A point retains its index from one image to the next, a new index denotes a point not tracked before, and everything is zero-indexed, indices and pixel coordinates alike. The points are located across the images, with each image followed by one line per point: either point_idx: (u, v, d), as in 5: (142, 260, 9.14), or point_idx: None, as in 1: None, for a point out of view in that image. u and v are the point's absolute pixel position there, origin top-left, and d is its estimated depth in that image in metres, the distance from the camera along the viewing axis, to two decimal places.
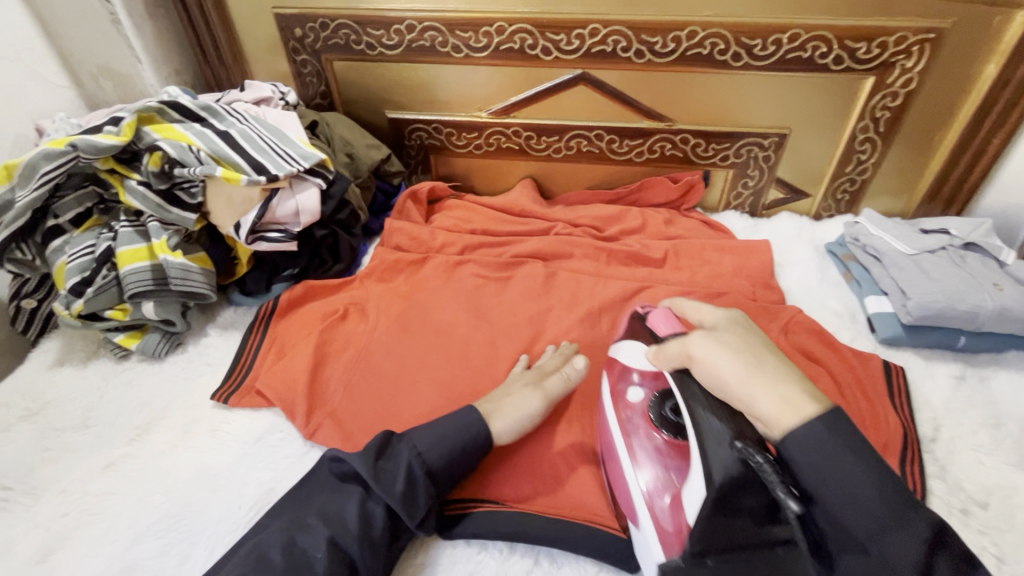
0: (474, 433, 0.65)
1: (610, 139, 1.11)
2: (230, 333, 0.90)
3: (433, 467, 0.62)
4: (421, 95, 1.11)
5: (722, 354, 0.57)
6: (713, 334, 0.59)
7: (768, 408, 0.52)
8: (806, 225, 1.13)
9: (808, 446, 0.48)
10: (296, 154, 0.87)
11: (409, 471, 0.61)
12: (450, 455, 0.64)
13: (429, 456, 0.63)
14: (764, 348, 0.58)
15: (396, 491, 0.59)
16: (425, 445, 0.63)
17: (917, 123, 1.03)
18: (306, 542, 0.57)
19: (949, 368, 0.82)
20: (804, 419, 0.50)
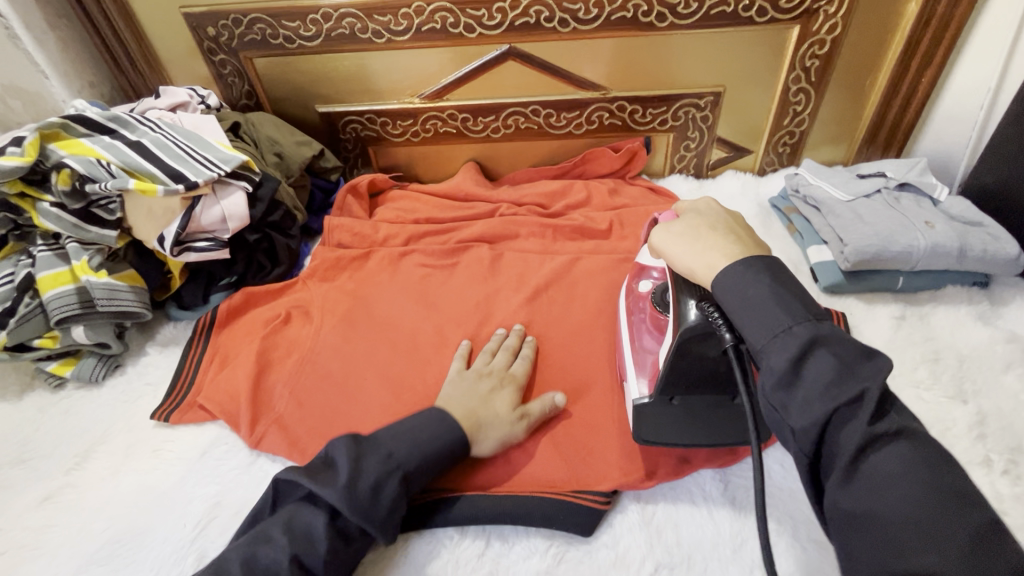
0: (455, 445, 0.64)
1: (547, 113, 1.10)
2: (170, 350, 0.87)
3: (411, 473, 0.61)
4: (350, 86, 1.08)
5: (675, 244, 0.61)
6: (669, 226, 0.64)
7: (697, 262, 0.58)
8: (750, 182, 1.13)
9: (728, 291, 0.53)
10: (216, 158, 0.84)
11: (388, 485, 0.59)
12: (428, 461, 0.62)
13: (409, 468, 0.61)
14: (714, 225, 0.60)
15: (375, 515, 0.57)
16: (404, 458, 0.61)
17: (848, 69, 1.03)
18: (267, 556, 0.55)
19: (890, 309, 0.83)
20: (719, 269, 0.55)
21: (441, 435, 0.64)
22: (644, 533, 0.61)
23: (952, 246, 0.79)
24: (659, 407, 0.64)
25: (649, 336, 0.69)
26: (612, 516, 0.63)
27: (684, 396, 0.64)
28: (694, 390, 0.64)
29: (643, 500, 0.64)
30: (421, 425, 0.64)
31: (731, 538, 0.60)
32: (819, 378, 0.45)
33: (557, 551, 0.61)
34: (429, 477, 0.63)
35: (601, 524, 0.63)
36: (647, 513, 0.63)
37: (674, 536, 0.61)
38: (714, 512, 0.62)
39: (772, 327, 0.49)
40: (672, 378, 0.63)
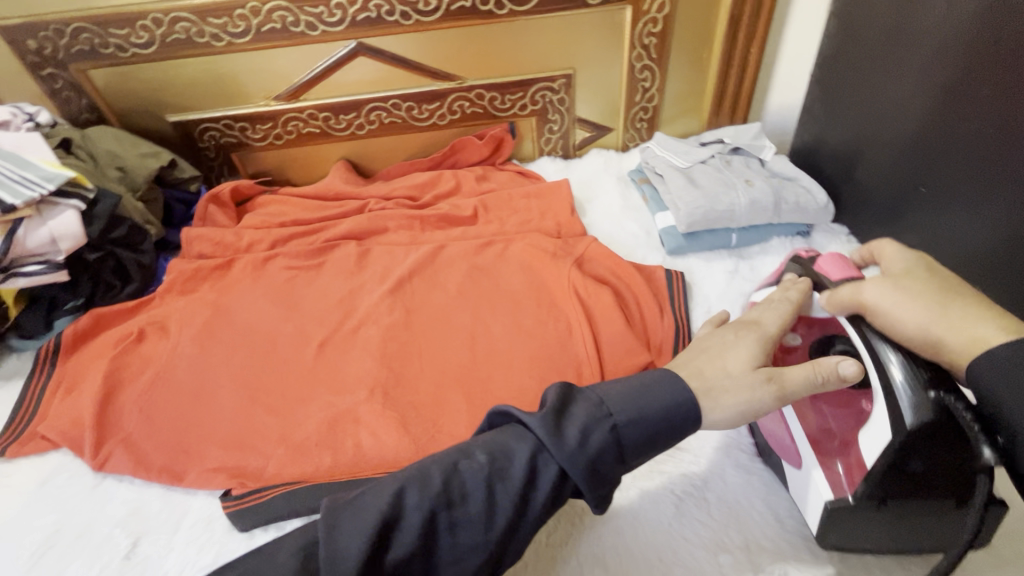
0: (675, 404, 0.48)
1: (407, 106, 1.11)
2: (12, 382, 0.83)
3: (624, 443, 0.46)
4: (197, 92, 1.05)
5: (908, 304, 0.51)
6: (888, 280, 0.53)
7: (948, 335, 0.48)
8: (613, 158, 1.18)
9: (998, 379, 0.43)
10: (37, 177, 0.80)
11: (601, 435, 0.45)
12: (648, 433, 0.47)
13: (624, 432, 0.46)
14: (952, 288, 0.51)
15: (581, 463, 0.44)
16: (621, 416, 0.47)
17: (683, 45, 1.09)
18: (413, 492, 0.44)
19: (725, 264, 0.89)
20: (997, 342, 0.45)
21: (667, 411, 0.48)
22: None
23: (769, 201, 0.87)
24: (865, 514, 0.51)
25: (839, 421, 0.56)
26: None
27: (902, 502, 0.50)
28: (916, 495, 0.49)
29: None
30: (651, 379, 0.50)
31: None
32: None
33: None
34: (642, 444, 0.47)
35: None
36: None
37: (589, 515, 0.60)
38: None
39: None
40: (890, 481, 0.49)
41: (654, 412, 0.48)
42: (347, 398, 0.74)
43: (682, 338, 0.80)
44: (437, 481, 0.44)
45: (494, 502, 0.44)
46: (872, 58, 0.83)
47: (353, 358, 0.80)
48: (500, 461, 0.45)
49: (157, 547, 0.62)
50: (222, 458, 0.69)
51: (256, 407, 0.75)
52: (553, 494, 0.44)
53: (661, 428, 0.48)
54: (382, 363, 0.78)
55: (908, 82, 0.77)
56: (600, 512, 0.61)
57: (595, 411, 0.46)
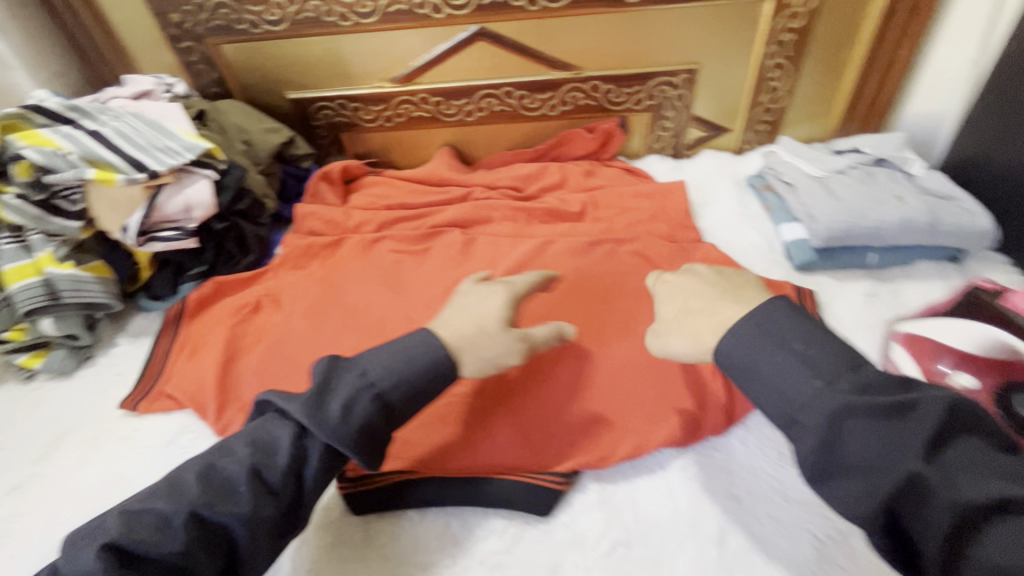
0: (435, 360, 0.58)
1: (519, 95, 1.08)
2: (140, 340, 0.87)
3: (391, 403, 0.56)
4: (318, 71, 1.07)
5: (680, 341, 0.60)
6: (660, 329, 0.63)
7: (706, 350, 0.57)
8: (727, 161, 1.11)
9: (738, 358, 0.54)
10: (178, 146, 0.83)
11: (368, 403, 0.54)
12: (409, 392, 0.57)
13: (388, 396, 0.56)
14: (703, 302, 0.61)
15: (329, 417, 0.52)
16: (383, 385, 0.56)
17: (824, 43, 1.01)
18: (226, 468, 0.52)
19: (861, 286, 0.81)
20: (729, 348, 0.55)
21: (426, 370, 0.58)
22: (602, 511, 0.60)
23: (923, 220, 0.79)
24: None
25: None
26: (572, 496, 0.62)
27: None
28: None
29: (604, 480, 0.63)
30: (414, 346, 0.59)
31: (688, 517, 0.59)
32: (868, 456, 0.45)
33: (515, 531, 0.59)
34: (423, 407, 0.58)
35: (561, 503, 0.61)
36: (606, 493, 0.62)
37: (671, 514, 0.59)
38: (673, 490, 0.61)
39: (793, 396, 0.50)
40: None
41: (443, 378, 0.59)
42: None
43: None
44: (194, 487, 0.50)
45: (265, 487, 0.51)
46: None
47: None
48: (267, 455, 0.52)
49: None
50: None
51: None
52: (326, 466, 0.54)
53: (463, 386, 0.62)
54: None
55: None
56: (729, 546, 0.56)
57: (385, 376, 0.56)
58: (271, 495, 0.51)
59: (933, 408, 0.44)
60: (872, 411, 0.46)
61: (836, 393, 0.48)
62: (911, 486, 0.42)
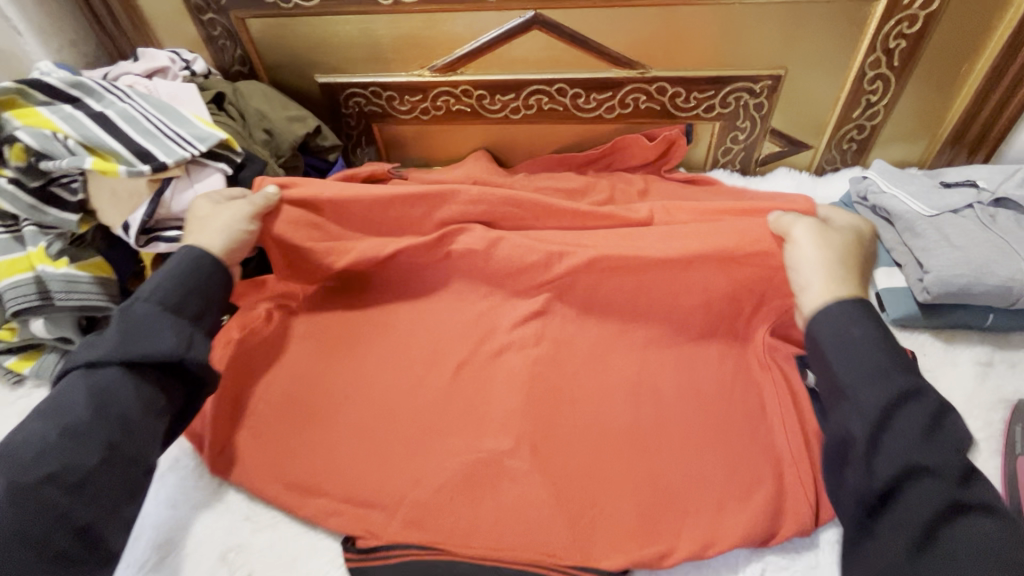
0: (192, 263, 0.63)
1: (574, 94, 0.96)
2: None
3: (165, 305, 0.60)
4: (351, 54, 0.96)
5: (817, 246, 0.62)
6: (818, 230, 0.63)
7: (830, 285, 0.58)
8: (806, 182, 0.98)
9: (828, 329, 0.56)
10: (190, 135, 0.74)
11: (135, 314, 0.59)
12: (179, 288, 0.61)
13: (158, 299, 0.60)
14: (854, 266, 0.61)
15: (112, 344, 0.57)
16: (147, 293, 0.60)
17: (941, 53, 0.85)
18: (25, 441, 0.53)
19: (974, 353, 0.68)
20: (841, 298, 0.57)
21: (192, 272, 0.63)
22: None
23: None
24: None
25: None
26: None
27: None
28: None
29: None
30: (180, 260, 0.63)
31: None
32: (894, 444, 0.49)
33: None
34: (204, 305, 0.63)
35: None
36: None
37: None
38: None
39: (860, 369, 0.53)
40: None
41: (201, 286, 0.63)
42: (488, 445, 0.63)
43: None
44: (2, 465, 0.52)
45: (73, 434, 0.54)
46: None
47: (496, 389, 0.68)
48: (110, 396, 0.56)
49: None
50: (353, 489, 0.61)
51: (385, 436, 0.65)
52: (155, 394, 0.58)
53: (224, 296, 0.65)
54: (529, 406, 0.66)
55: None
56: None
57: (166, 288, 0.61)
58: (103, 443, 0.54)
59: (946, 426, 0.49)
60: (924, 410, 0.50)
61: (895, 380, 0.51)
62: (910, 473, 0.48)
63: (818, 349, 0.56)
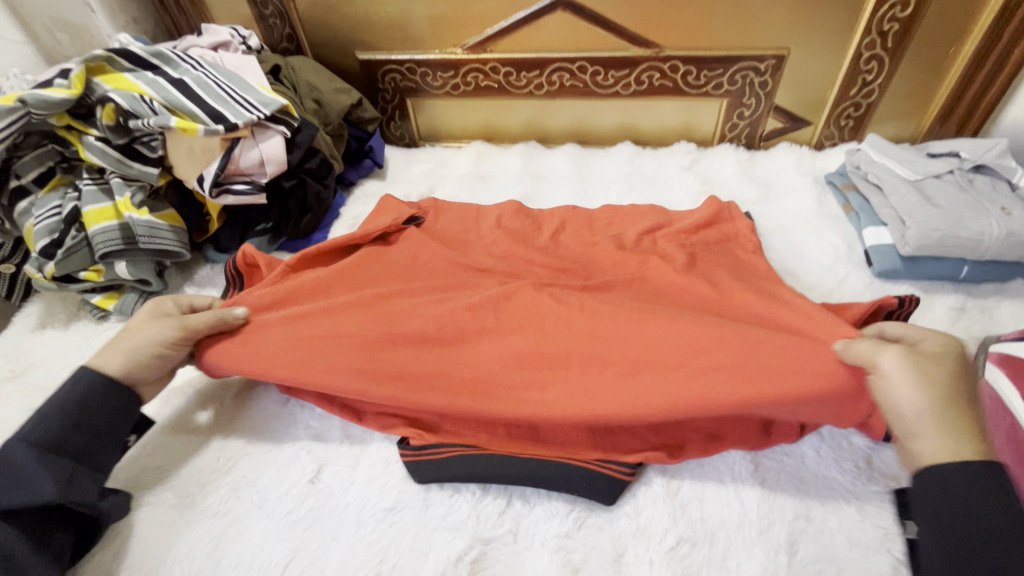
0: (85, 394, 0.60)
1: (593, 71, 1.05)
2: (207, 291, 0.89)
3: (50, 439, 0.57)
4: (391, 33, 1.05)
5: (910, 389, 0.50)
6: (913, 360, 0.51)
7: (953, 450, 0.48)
8: (806, 155, 1.06)
9: (953, 490, 0.47)
10: (255, 101, 0.83)
11: (10, 460, 0.55)
12: (64, 420, 0.58)
13: (37, 437, 0.57)
14: (965, 392, 0.50)
15: None
16: (28, 429, 0.57)
17: (929, 36, 0.94)
18: None
19: (949, 300, 0.77)
20: (964, 462, 0.47)
21: (86, 398, 0.60)
22: (669, 504, 0.59)
23: None
24: None
25: None
26: (637, 488, 0.61)
27: None
28: None
29: (670, 473, 0.62)
30: (69, 384, 0.61)
31: (758, 525, 0.57)
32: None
33: (578, 517, 0.59)
34: (93, 441, 0.59)
35: (626, 494, 0.60)
36: (672, 487, 0.61)
37: (748, 495, 0.59)
38: (743, 495, 0.60)
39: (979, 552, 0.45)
40: None
41: (95, 415, 0.60)
42: None
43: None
44: None
45: None
46: None
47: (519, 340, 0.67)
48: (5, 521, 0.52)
49: (339, 478, 0.64)
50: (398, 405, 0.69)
51: None
52: (38, 542, 0.53)
53: (122, 424, 0.62)
54: None
55: None
56: (800, 554, 0.55)
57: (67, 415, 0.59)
58: None
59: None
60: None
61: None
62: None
63: (924, 508, 0.48)
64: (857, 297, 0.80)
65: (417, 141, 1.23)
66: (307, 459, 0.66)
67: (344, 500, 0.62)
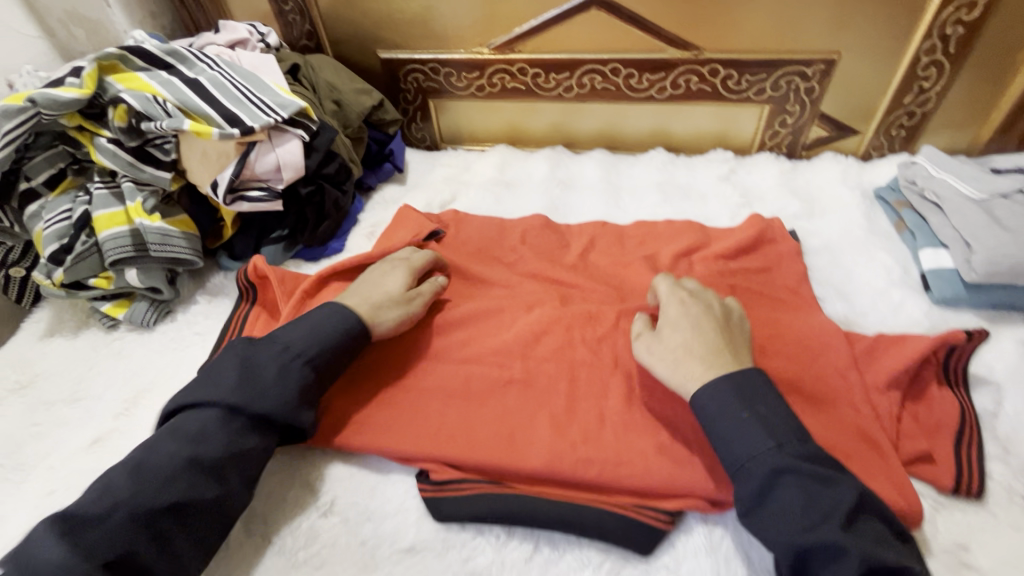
0: (348, 329, 0.65)
1: (627, 73, 0.99)
2: (219, 300, 0.85)
3: (320, 364, 0.62)
4: (414, 31, 1.00)
5: (659, 362, 0.61)
6: (651, 342, 0.63)
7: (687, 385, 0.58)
8: (853, 167, 0.99)
9: (713, 411, 0.55)
10: (273, 103, 0.79)
11: (289, 368, 0.60)
12: (326, 349, 0.63)
13: (317, 361, 0.62)
14: (695, 343, 0.60)
15: (268, 398, 0.58)
16: (306, 349, 0.62)
17: (998, 39, 0.86)
18: (152, 463, 0.54)
19: (1017, 333, 0.70)
20: (712, 383, 0.56)
21: (340, 328, 0.65)
22: (711, 559, 0.54)
23: None
24: None
25: None
26: (676, 538, 0.56)
27: None
28: None
29: (711, 521, 0.57)
30: (327, 315, 0.65)
31: None
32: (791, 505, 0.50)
33: (611, 568, 0.54)
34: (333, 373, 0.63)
35: (662, 545, 0.56)
36: (714, 538, 0.56)
37: None
38: None
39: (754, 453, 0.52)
40: None
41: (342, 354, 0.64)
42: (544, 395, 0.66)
43: (969, 480, 0.57)
44: (123, 487, 0.52)
45: (201, 472, 0.54)
46: None
47: (545, 389, 0.66)
48: (199, 445, 0.55)
49: (354, 512, 0.60)
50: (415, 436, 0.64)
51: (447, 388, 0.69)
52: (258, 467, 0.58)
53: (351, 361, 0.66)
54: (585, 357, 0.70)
55: None
56: None
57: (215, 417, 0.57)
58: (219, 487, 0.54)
59: (846, 492, 0.50)
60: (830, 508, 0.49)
61: (780, 456, 0.51)
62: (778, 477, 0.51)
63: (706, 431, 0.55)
64: (914, 327, 0.73)
65: (438, 144, 1.18)
66: (320, 490, 0.62)
67: (359, 536, 0.58)
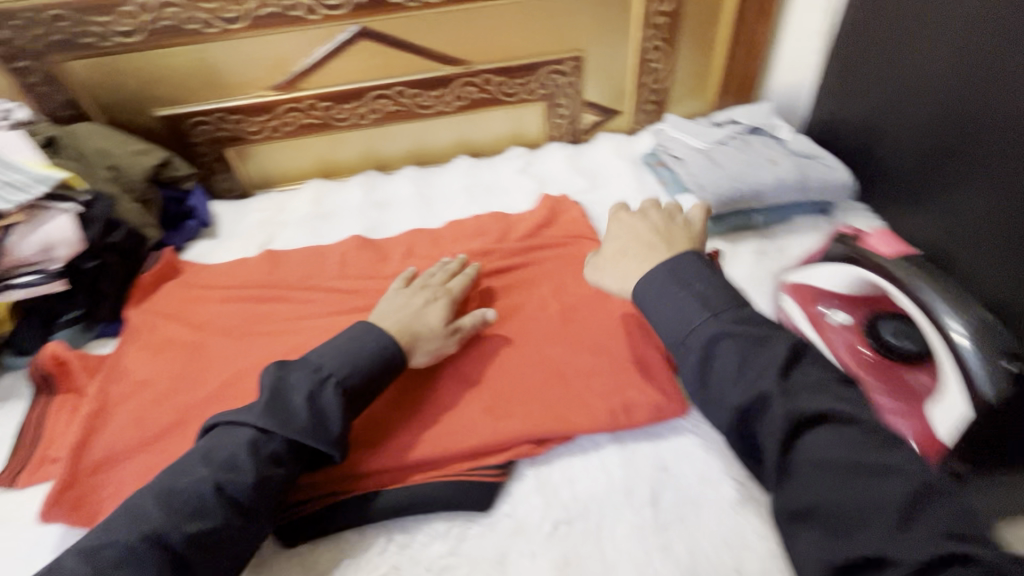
0: (382, 346, 0.63)
1: (412, 94, 1.06)
2: (9, 404, 0.76)
3: (351, 388, 0.59)
4: (188, 85, 0.99)
5: (605, 272, 0.67)
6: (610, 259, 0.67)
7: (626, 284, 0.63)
8: (622, 141, 1.16)
9: (651, 294, 0.55)
10: (25, 180, 0.75)
11: (312, 398, 0.56)
12: (367, 375, 0.61)
13: (345, 382, 0.59)
14: (653, 244, 0.63)
15: (298, 423, 0.54)
16: (338, 372, 0.59)
17: (694, 22, 1.07)
18: (184, 488, 0.50)
19: (750, 246, 0.88)
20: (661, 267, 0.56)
21: (373, 344, 0.63)
22: (543, 494, 0.61)
23: (794, 179, 0.87)
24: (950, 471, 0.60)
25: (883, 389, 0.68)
26: (512, 486, 0.62)
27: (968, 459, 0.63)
28: None
29: (539, 463, 0.64)
30: (372, 329, 0.64)
31: (621, 489, 0.60)
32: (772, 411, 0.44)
33: (459, 531, 0.59)
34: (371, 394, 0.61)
35: (500, 496, 0.61)
36: (543, 476, 0.63)
37: (609, 462, 0.63)
38: (606, 464, 0.63)
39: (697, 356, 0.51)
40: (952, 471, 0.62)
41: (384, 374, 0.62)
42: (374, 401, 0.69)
43: None
44: (156, 511, 0.49)
45: (230, 500, 0.50)
46: (877, 43, 0.87)
47: None
48: (232, 471, 0.51)
49: None
50: None
51: None
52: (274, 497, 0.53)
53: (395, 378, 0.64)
54: None
55: (898, 70, 0.84)
56: (662, 503, 0.59)
57: (216, 476, 0.51)
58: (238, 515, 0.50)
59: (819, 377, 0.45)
60: (846, 419, 0.41)
61: (715, 323, 0.49)
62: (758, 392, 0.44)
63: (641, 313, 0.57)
64: None
65: (248, 191, 1.16)
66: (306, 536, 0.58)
67: None
